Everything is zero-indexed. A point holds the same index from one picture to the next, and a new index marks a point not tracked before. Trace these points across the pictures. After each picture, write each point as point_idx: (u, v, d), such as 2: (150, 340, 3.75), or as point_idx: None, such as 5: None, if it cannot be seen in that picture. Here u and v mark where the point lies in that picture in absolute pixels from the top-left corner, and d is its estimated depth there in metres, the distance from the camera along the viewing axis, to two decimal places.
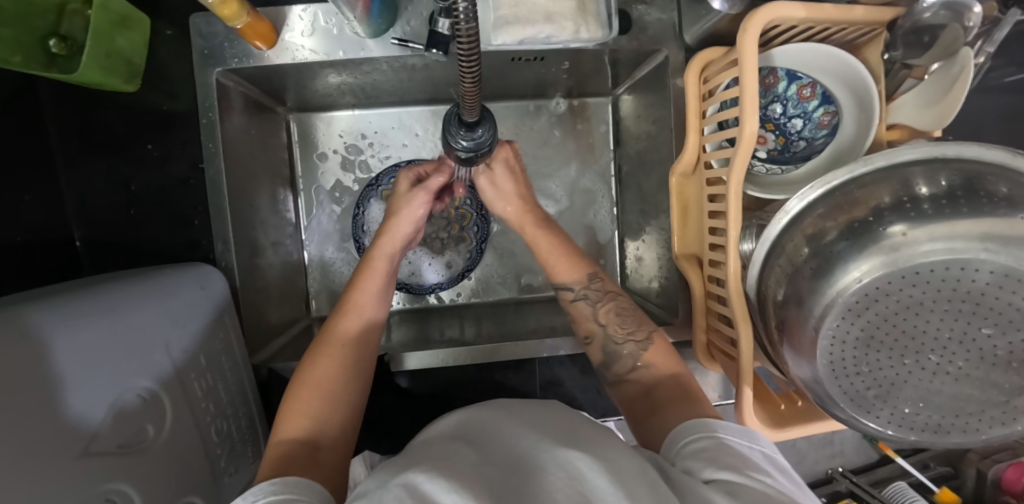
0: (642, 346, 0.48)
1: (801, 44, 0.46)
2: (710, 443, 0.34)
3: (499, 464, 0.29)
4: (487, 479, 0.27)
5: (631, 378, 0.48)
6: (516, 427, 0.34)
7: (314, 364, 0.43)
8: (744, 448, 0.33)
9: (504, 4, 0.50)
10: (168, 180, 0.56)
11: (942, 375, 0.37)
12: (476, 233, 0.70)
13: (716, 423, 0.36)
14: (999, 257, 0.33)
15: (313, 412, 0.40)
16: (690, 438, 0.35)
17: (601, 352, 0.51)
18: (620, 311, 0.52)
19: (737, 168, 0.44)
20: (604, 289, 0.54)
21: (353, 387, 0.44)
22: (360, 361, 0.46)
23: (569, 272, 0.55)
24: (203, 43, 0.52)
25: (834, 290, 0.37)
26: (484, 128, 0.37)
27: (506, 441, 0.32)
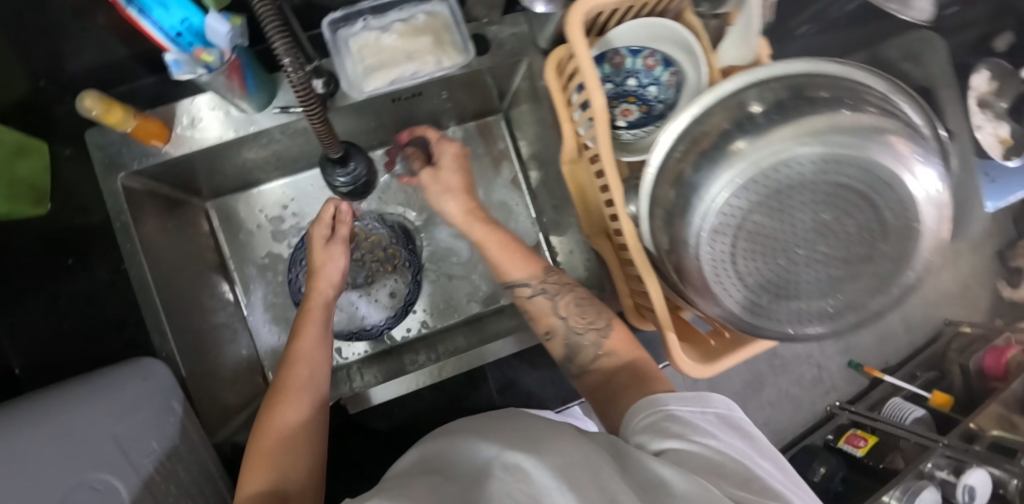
0: (603, 333, 0.51)
1: (624, 24, 0.53)
2: (659, 416, 0.37)
3: (459, 480, 0.32)
4: (444, 494, 0.30)
5: (595, 367, 0.51)
6: (479, 438, 0.36)
7: (275, 415, 0.44)
8: (694, 415, 0.37)
9: (368, 55, 0.56)
10: (94, 288, 0.57)
11: (810, 265, 0.42)
12: (409, 266, 0.73)
13: (665, 396, 0.39)
14: (815, 147, 0.38)
15: (271, 469, 0.40)
16: (646, 413, 0.39)
17: (562, 345, 0.53)
18: (580, 301, 0.53)
19: (601, 139, 0.49)
20: (560, 281, 0.55)
21: (315, 421, 0.45)
22: (313, 406, 0.46)
23: (520, 271, 0.55)
24: (102, 154, 0.55)
25: (700, 217, 0.42)
26: (357, 161, 0.43)
27: (467, 456, 0.35)
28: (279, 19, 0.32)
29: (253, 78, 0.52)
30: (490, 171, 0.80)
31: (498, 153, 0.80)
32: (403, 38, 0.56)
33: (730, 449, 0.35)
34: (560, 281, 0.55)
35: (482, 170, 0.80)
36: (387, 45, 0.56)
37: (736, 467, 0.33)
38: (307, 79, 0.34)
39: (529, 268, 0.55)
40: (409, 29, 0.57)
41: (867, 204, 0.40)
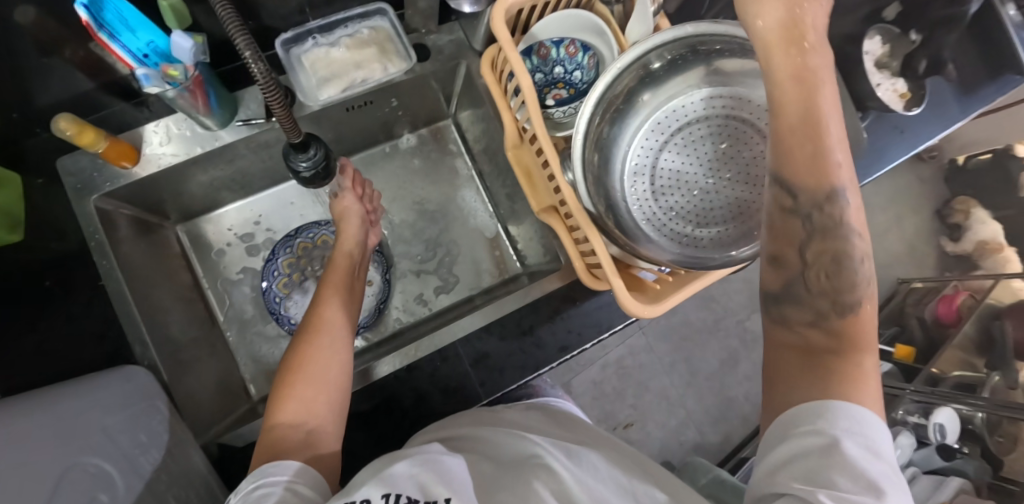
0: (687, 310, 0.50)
1: (543, 19, 0.61)
2: (817, 440, 0.27)
3: (504, 464, 0.40)
4: (492, 474, 0.38)
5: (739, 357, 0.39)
6: (518, 439, 0.44)
7: (305, 351, 0.49)
8: (857, 453, 0.26)
9: (319, 67, 0.63)
10: (73, 308, 0.59)
11: (721, 190, 0.48)
12: (378, 267, 0.78)
13: (837, 411, 0.28)
14: (699, 89, 0.48)
15: (297, 405, 0.45)
16: (801, 431, 0.28)
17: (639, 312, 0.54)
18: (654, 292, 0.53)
19: (533, 113, 0.55)
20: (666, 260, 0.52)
21: (338, 360, 0.49)
22: (336, 345, 0.51)
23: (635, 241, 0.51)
24: (75, 180, 0.59)
25: (618, 161, 0.50)
26: (316, 147, 0.48)
27: (505, 447, 0.44)
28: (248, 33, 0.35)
29: (215, 95, 0.57)
30: (446, 173, 0.86)
31: (452, 154, 0.87)
32: (351, 51, 0.63)
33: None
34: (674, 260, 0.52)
35: (438, 173, 0.87)
36: (337, 59, 0.63)
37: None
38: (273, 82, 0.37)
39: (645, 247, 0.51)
40: (356, 42, 0.64)
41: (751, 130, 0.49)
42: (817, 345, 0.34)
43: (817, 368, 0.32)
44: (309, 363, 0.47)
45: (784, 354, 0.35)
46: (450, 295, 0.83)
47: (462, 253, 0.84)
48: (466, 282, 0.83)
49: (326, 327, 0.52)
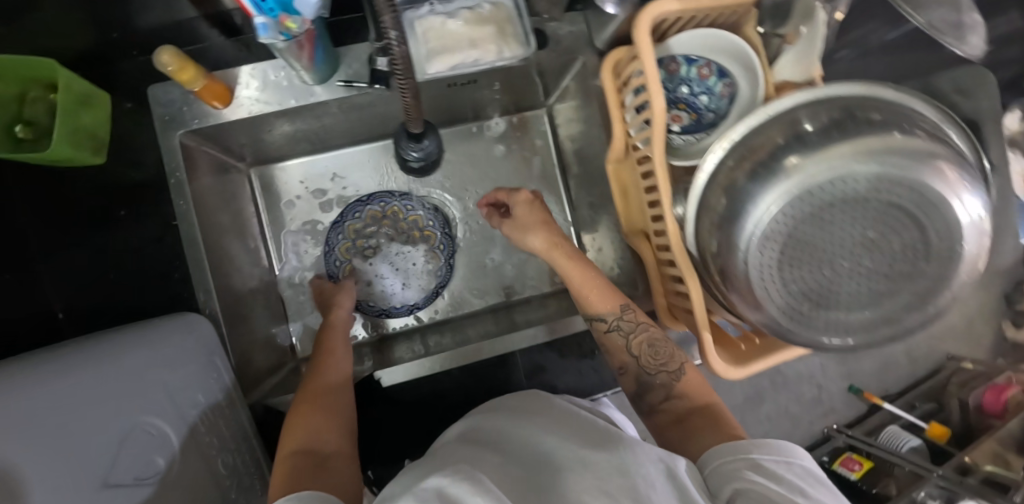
0: (675, 377, 0.55)
1: (689, 31, 0.54)
2: (742, 461, 0.38)
3: (534, 463, 0.37)
4: (521, 476, 0.35)
5: (664, 407, 0.53)
6: (546, 433, 0.41)
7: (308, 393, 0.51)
8: (773, 467, 0.38)
9: (431, 37, 0.58)
10: (143, 242, 0.58)
11: (856, 277, 0.43)
12: (443, 250, 0.76)
13: (748, 443, 0.40)
14: (870, 165, 0.39)
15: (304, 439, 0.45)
16: (722, 460, 0.40)
17: (637, 382, 0.57)
18: (653, 343, 0.57)
19: (656, 140, 0.51)
20: (636, 321, 0.58)
21: (344, 401, 0.52)
22: (337, 390, 0.53)
23: (604, 304, 0.59)
24: (163, 110, 0.56)
25: (753, 223, 0.44)
26: (430, 139, 0.44)
27: (535, 443, 0.41)
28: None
29: (321, 50, 0.54)
30: (528, 164, 0.82)
31: (538, 146, 0.82)
32: (468, 25, 0.58)
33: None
34: (636, 320, 0.58)
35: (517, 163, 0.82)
36: (450, 32, 0.58)
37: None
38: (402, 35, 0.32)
39: (611, 304, 0.59)
40: (474, 17, 0.59)
41: (910, 222, 0.41)
42: (680, 411, 0.52)
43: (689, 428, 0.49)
44: (320, 400, 0.50)
45: (666, 427, 0.51)
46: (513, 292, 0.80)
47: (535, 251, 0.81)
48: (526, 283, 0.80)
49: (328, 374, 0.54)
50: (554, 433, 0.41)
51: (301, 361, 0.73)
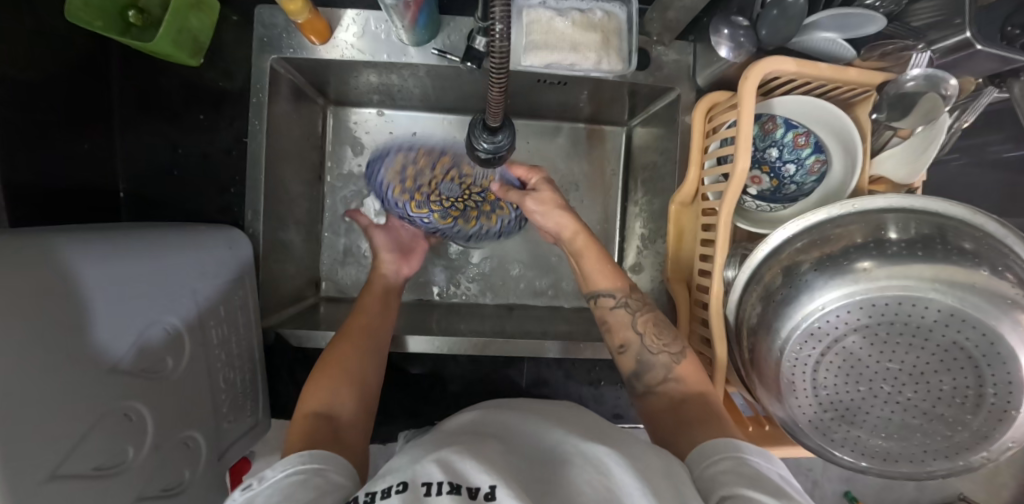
0: (676, 359, 0.50)
1: (798, 97, 0.51)
2: (733, 462, 0.37)
3: (535, 458, 0.35)
4: (523, 468, 0.33)
5: (663, 389, 0.50)
6: (549, 425, 0.40)
7: (341, 349, 0.52)
8: (762, 468, 0.37)
9: (536, 30, 0.56)
10: (213, 149, 0.62)
11: (893, 404, 0.41)
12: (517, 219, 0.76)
13: (740, 444, 0.39)
14: (946, 298, 0.37)
15: (322, 401, 0.47)
16: (710, 458, 0.38)
17: (634, 361, 0.51)
18: (658, 322, 0.53)
19: (728, 200, 0.49)
20: (643, 300, 0.55)
21: (369, 364, 0.52)
22: (359, 376, 0.51)
23: (605, 281, 0.55)
24: (265, 32, 0.58)
25: (801, 314, 0.42)
26: (504, 134, 0.43)
27: (525, 436, 0.39)
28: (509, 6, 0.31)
29: (426, 14, 0.54)
30: (592, 176, 0.82)
31: (607, 161, 0.81)
32: (575, 28, 0.57)
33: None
34: (642, 302, 0.55)
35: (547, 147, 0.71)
36: (557, 29, 0.56)
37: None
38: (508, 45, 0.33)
39: (618, 280, 0.55)
40: (584, 21, 0.57)
41: (972, 371, 0.38)
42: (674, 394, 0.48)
43: (676, 411, 0.47)
44: (343, 369, 0.50)
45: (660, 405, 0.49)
46: (539, 298, 0.79)
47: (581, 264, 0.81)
48: (555, 295, 0.79)
49: (347, 341, 0.54)
50: (552, 424, 0.40)
51: (322, 299, 0.76)
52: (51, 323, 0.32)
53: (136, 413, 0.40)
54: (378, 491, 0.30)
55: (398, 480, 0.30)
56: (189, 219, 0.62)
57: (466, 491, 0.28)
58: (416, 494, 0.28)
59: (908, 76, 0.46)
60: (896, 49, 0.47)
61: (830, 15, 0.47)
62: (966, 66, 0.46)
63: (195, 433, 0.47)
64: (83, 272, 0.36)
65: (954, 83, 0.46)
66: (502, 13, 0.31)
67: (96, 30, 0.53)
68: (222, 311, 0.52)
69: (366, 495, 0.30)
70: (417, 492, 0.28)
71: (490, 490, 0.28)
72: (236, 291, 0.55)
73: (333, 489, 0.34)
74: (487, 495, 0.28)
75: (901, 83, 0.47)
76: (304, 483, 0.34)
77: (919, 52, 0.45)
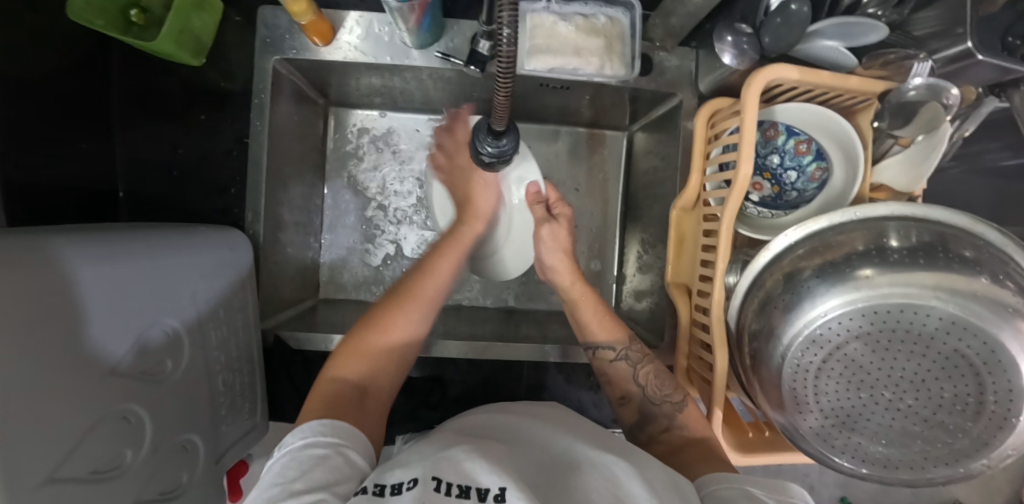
0: (678, 407, 0.51)
1: (800, 104, 0.51)
2: (738, 492, 0.36)
3: (539, 462, 0.35)
4: (527, 470, 0.33)
5: (665, 437, 0.49)
6: (552, 430, 0.40)
7: (391, 316, 0.49)
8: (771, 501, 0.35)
9: (539, 35, 0.57)
10: (213, 150, 0.61)
11: (894, 411, 0.41)
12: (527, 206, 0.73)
13: (747, 476, 0.38)
14: (947, 305, 0.38)
15: (359, 373, 0.45)
16: (714, 487, 0.37)
17: (637, 412, 0.53)
18: (659, 373, 0.54)
19: (731, 206, 0.49)
20: (642, 351, 0.56)
21: (412, 334, 0.50)
22: (392, 356, 0.48)
23: (603, 334, 0.57)
24: (268, 33, 0.58)
25: (802, 321, 0.42)
26: (508, 138, 0.43)
27: (527, 441, 0.38)
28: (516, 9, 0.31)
29: (430, 17, 0.54)
30: (593, 180, 0.82)
31: (608, 166, 0.82)
32: (578, 33, 0.57)
33: None
34: (642, 353, 0.56)
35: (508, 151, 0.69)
36: (561, 34, 0.57)
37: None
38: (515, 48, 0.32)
39: (615, 333, 0.57)
40: (587, 26, 0.57)
41: (973, 379, 0.38)
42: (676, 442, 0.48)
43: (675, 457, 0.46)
44: (381, 347, 0.47)
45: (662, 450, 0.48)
46: (540, 301, 0.79)
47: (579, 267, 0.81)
48: (555, 298, 0.79)
49: (405, 314, 0.50)
50: (555, 429, 0.40)
51: (321, 301, 0.76)
52: (50, 324, 0.32)
53: (134, 415, 0.39)
54: (388, 484, 0.30)
55: (409, 475, 0.30)
56: (190, 220, 0.61)
57: (475, 493, 0.28)
58: (428, 488, 0.28)
59: (909, 85, 0.46)
60: (899, 58, 0.47)
61: (835, 23, 0.47)
62: (967, 74, 0.46)
63: (192, 437, 0.47)
64: (84, 274, 0.36)
65: (955, 92, 0.45)
66: (510, 17, 0.31)
67: (99, 28, 0.52)
68: (221, 313, 0.52)
69: (375, 487, 0.30)
70: (429, 487, 0.28)
71: (501, 490, 0.28)
72: (236, 293, 0.54)
73: (350, 470, 0.34)
74: (498, 497, 0.28)
75: (903, 91, 0.47)
76: (325, 460, 0.33)
77: (920, 61, 0.46)
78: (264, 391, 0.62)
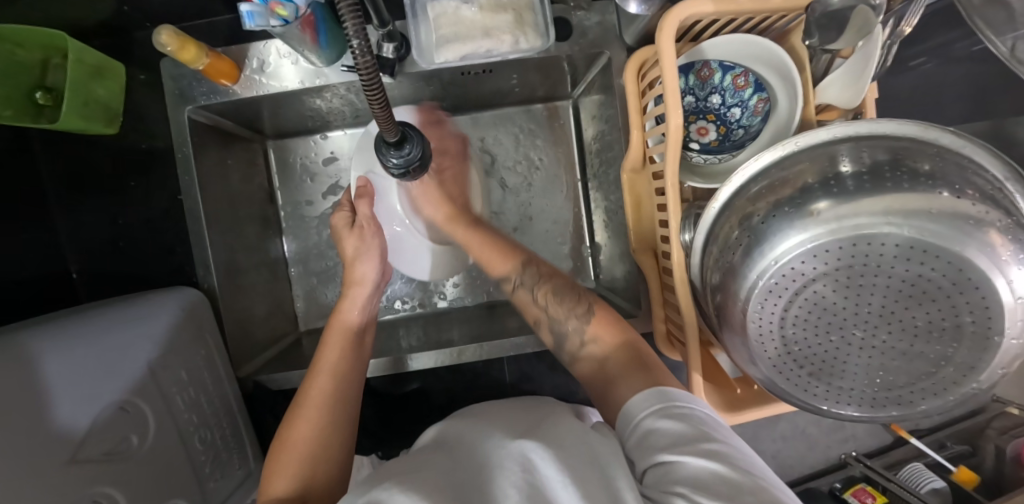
0: (586, 320, 0.47)
1: (730, 35, 0.47)
2: (652, 426, 0.33)
3: (471, 466, 0.32)
4: (457, 482, 0.30)
5: (585, 355, 0.46)
6: (484, 428, 0.38)
7: (298, 417, 0.44)
8: (679, 423, 0.33)
9: (444, 24, 0.53)
10: (151, 213, 0.61)
11: (869, 349, 0.38)
12: None
13: (660, 395, 0.35)
14: (902, 230, 0.34)
15: (290, 480, 0.40)
16: (639, 420, 0.35)
17: (551, 334, 0.50)
18: (558, 292, 0.51)
19: (670, 160, 0.46)
20: (540, 272, 0.54)
21: (347, 400, 0.47)
22: (329, 437, 0.43)
23: (505, 263, 0.57)
24: (175, 84, 0.57)
25: (755, 273, 0.39)
26: (412, 145, 0.41)
27: (474, 443, 0.36)
28: (360, 6, 0.24)
29: (326, 32, 0.52)
30: (549, 156, 0.79)
31: (562, 137, 0.79)
32: (483, 13, 0.53)
33: (737, 454, 0.30)
34: (540, 271, 0.55)
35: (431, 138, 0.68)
36: (464, 18, 0.53)
37: (749, 485, 0.26)
38: (377, 72, 0.27)
39: (511, 259, 0.57)
40: (491, 3, 0.54)
41: (945, 303, 0.35)
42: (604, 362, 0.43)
43: (603, 377, 0.42)
44: (295, 444, 0.42)
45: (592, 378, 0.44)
46: None
47: (551, 248, 0.79)
48: None
49: (317, 395, 0.46)
50: (488, 427, 0.38)
51: (303, 334, 0.76)
52: None
53: (107, 497, 0.40)
54: None
55: None
56: (148, 286, 0.62)
57: None
58: None
59: None
60: None
61: None
62: None
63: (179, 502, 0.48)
64: None
65: None
66: (356, 27, 0.24)
67: (5, 119, 0.52)
68: (185, 375, 0.52)
69: None
70: None
71: None
72: (198, 350, 0.55)
73: None
74: None
75: (827, 1, 0.42)
76: None
77: None
78: (255, 436, 0.63)
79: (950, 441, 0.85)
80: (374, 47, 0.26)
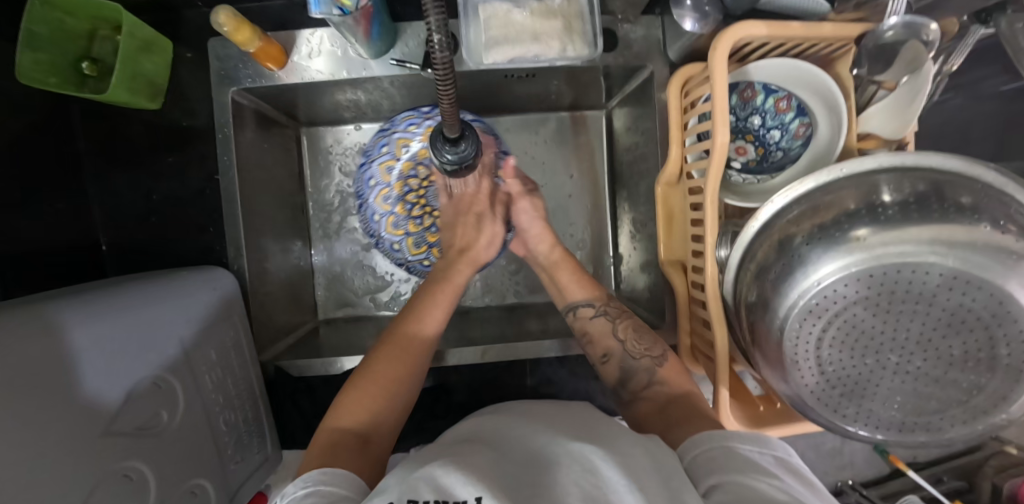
0: (659, 362, 0.50)
1: (777, 60, 0.48)
2: (717, 450, 0.34)
3: (522, 459, 0.33)
4: (511, 471, 0.31)
5: (645, 394, 0.48)
6: (528, 425, 0.38)
7: (377, 360, 0.47)
8: (753, 457, 0.34)
9: (494, 25, 0.54)
10: (185, 190, 0.61)
11: (902, 374, 0.39)
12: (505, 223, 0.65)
13: (729, 432, 0.36)
14: (946, 260, 0.35)
15: (360, 416, 0.43)
16: (700, 446, 0.36)
17: (618, 368, 0.52)
18: (638, 328, 0.54)
19: (712, 177, 0.46)
20: (621, 309, 0.57)
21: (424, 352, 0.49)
22: (398, 384, 0.46)
23: (583, 293, 0.59)
24: (221, 65, 0.57)
25: (795, 293, 0.40)
26: (467, 142, 0.41)
27: (518, 437, 0.37)
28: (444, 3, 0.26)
29: (379, 25, 0.52)
30: (578, 163, 0.80)
31: (592, 146, 0.80)
32: (534, 18, 0.54)
33: (795, 493, 0.30)
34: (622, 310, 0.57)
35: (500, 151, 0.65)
36: (515, 21, 0.54)
37: None
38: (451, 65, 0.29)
39: (594, 293, 0.59)
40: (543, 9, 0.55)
41: (983, 333, 0.36)
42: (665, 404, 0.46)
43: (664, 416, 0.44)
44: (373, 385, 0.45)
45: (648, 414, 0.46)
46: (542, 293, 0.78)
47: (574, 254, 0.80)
48: None
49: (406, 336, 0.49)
50: (534, 425, 0.38)
51: (321, 322, 0.76)
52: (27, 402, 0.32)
53: (137, 471, 0.39)
54: None
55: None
56: (176, 263, 0.62)
57: None
58: None
59: (884, 27, 0.43)
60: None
61: None
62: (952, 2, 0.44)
63: (201, 482, 0.47)
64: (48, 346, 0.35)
65: (935, 27, 0.43)
66: (439, 22, 0.26)
67: (52, 87, 0.52)
68: (214, 355, 0.52)
69: None
70: None
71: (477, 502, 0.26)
72: (226, 331, 0.55)
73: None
74: None
75: (880, 33, 0.44)
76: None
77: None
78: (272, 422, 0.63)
79: (947, 476, 0.86)
80: (451, 43, 0.28)
